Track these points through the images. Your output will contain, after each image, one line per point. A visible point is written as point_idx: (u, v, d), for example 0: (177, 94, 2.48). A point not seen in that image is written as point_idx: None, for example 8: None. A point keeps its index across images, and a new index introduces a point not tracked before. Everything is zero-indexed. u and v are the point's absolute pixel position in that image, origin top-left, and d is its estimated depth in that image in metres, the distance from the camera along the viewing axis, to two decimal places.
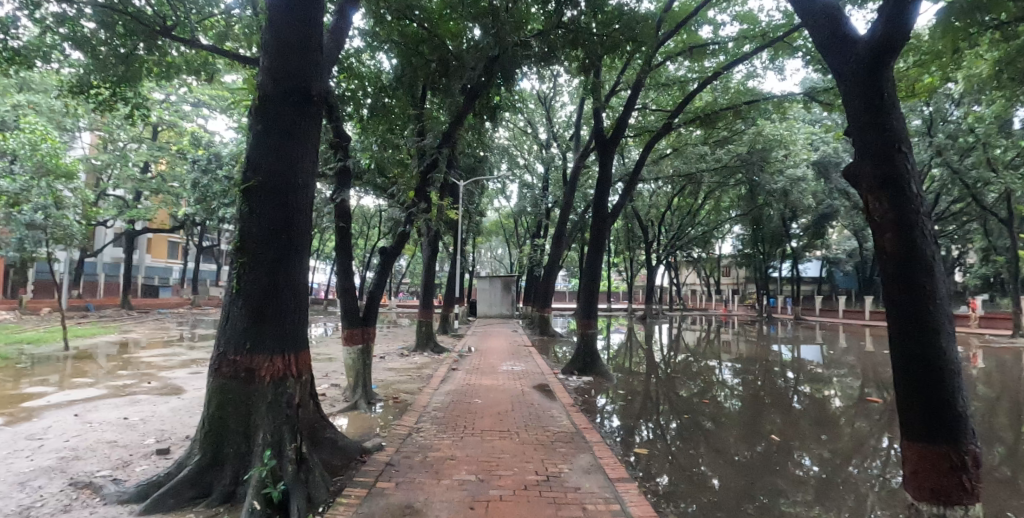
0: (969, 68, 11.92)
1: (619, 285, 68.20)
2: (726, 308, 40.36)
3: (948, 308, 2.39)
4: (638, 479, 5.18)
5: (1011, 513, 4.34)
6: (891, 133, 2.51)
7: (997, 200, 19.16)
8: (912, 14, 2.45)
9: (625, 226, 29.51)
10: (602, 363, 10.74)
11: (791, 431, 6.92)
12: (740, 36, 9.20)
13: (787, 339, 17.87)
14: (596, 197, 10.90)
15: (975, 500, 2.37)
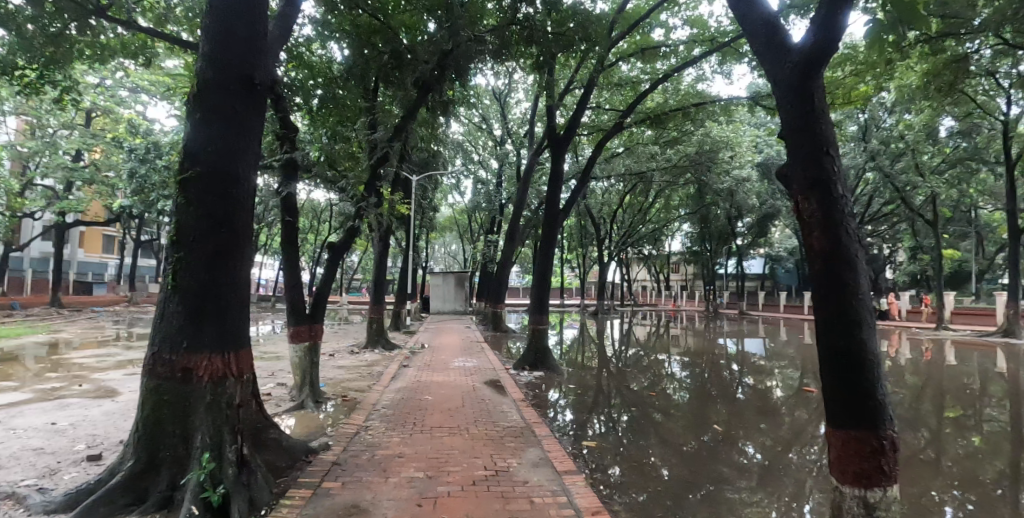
0: (901, 79, 12.70)
1: (572, 281, 69.19)
2: (675, 304, 41.71)
3: (869, 302, 2.52)
4: (589, 472, 5.28)
5: (929, 495, 4.66)
6: (821, 136, 2.62)
7: (922, 202, 20.61)
8: (842, 25, 2.57)
9: (579, 223, 29.93)
10: (553, 358, 10.86)
11: (735, 421, 7.20)
12: (691, 40, 9.49)
13: (730, 334, 18.61)
14: (549, 194, 11.00)
15: (893, 482, 2.52)
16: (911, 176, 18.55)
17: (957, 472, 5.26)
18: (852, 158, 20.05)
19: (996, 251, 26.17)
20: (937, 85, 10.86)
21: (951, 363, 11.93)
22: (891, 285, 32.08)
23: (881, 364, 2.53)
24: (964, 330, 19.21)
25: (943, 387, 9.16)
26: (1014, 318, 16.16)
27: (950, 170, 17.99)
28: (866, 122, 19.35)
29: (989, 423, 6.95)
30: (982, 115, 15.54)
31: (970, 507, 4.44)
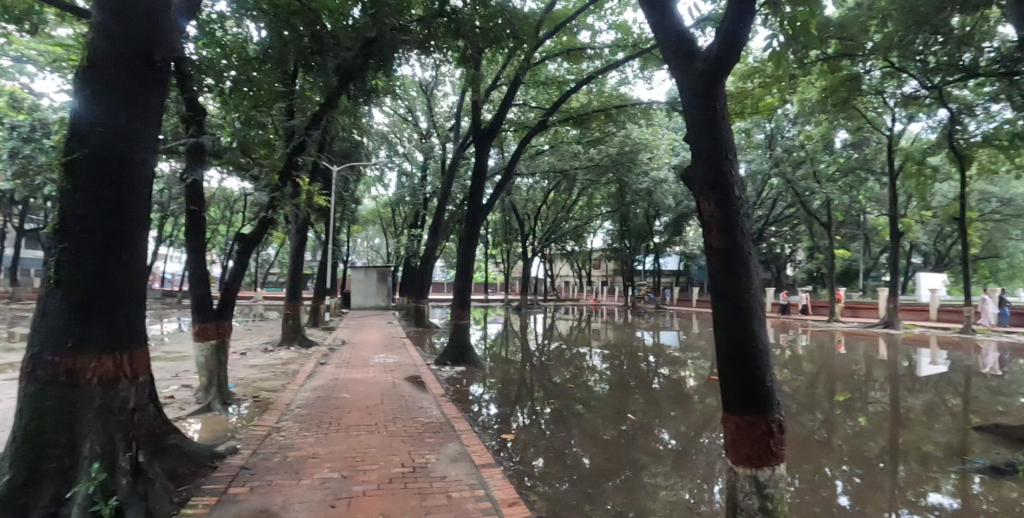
0: (803, 94, 13.78)
1: (496, 276, 69.85)
2: (596, 299, 43.15)
3: (759, 296, 2.71)
4: (512, 464, 5.35)
5: (818, 473, 5.14)
6: (720, 140, 2.80)
7: (818, 206, 22.60)
8: (744, 39, 2.75)
9: (504, 219, 30.09)
10: (475, 353, 10.91)
11: (649, 410, 7.58)
12: (615, 44, 9.81)
13: (647, 327, 19.53)
14: (472, 188, 11.02)
15: (779, 462, 2.72)
16: (809, 183, 20.25)
17: (845, 449, 5.85)
18: (759, 163, 21.63)
19: (876, 252, 29.33)
20: (832, 100, 11.89)
21: (836, 351, 13.22)
22: (789, 282, 35.03)
23: (770, 352, 2.72)
24: (851, 322, 21.32)
25: (829, 374, 10.13)
26: (895, 311, 18.06)
27: (843, 178, 19.83)
28: (772, 131, 20.54)
29: (870, 404, 7.78)
30: (870, 130, 17.30)
31: (854, 480, 4.97)
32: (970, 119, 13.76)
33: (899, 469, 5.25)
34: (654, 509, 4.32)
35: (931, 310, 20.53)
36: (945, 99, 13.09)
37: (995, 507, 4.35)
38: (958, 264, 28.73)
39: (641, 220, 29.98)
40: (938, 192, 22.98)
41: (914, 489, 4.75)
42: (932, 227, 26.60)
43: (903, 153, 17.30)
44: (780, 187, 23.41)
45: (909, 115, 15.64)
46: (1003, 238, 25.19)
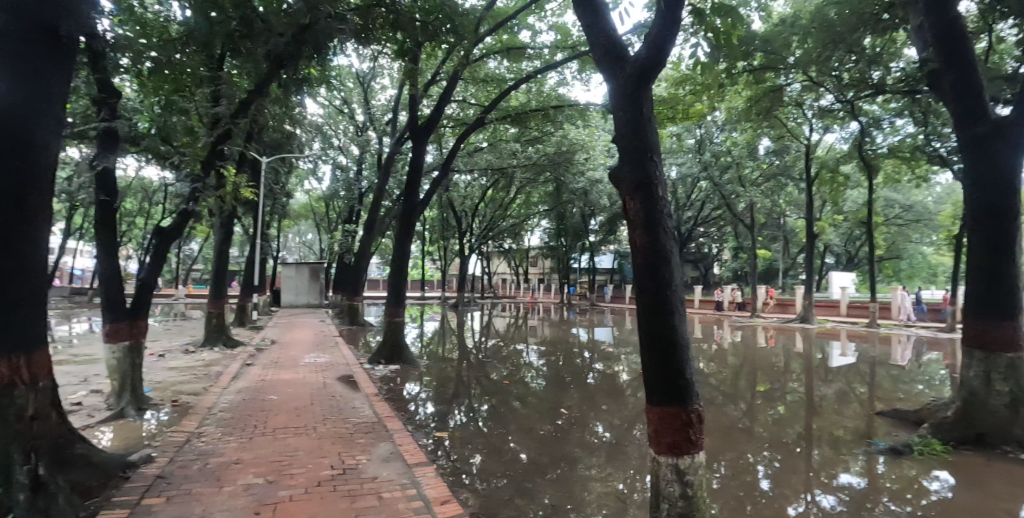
0: (730, 103, 14.58)
1: (435, 273, 69.30)
2: (533, 296, 43.76)
3: (680, 292, 2.85)
4: (449, 463, 5.32)
5: (738, 460, 5.47)
6: (647, 142, 2.92)
7: (742, 209, 23.98)
8: (668, 47, 2.88)
9: (443, 215, 29.80)
10: (410, 351, 10.81)
11: (583, 404, 7.80)
12: (554, 45, 9.97)
13: (581, 324, 20.04)
14: (408, 184, 10.87)
15: (698, 450, 2.87)
16: (734, 187, 21.48)
17: (766, 437, 6.26)
18: (689, 166, 22.67)
19: (793, 252, 31.50)
20: (756, 109, 12.61)
21: (756, 345, 14.09)
22: (716, 279, 36.94)
23: (690, 346, 2.87)
24: (769, 318, 22.83)
25: (749, 366, 10.82)
26: (809, 307, 19.50)
27: (765, 183, 21.12)
28: (702, 136, 21.80)
29: (787, 394, 8.36)
30: (790, 138, 18.53)
31: (773, 465, 5.33)
32: (878, 131, 15.01)
33: (813, 453, 5.68)
34: (588, 501, 4.44)
35: (840, 306, 22.38)
36: (856, 112, 14.22)
37: (897, 484, 4.78)
38: (865, 264, 31.33)
39: (577, 219, 30.64)
40: (846, 199, 25.02)
41: (827, 471, 5.15)
42: (842, 229, 28.86)
43: (818, 162, 18.66)
44: (708, 190, 24.63)
45: (824, 126, 16.91)
46: (902, 240, 27.70)
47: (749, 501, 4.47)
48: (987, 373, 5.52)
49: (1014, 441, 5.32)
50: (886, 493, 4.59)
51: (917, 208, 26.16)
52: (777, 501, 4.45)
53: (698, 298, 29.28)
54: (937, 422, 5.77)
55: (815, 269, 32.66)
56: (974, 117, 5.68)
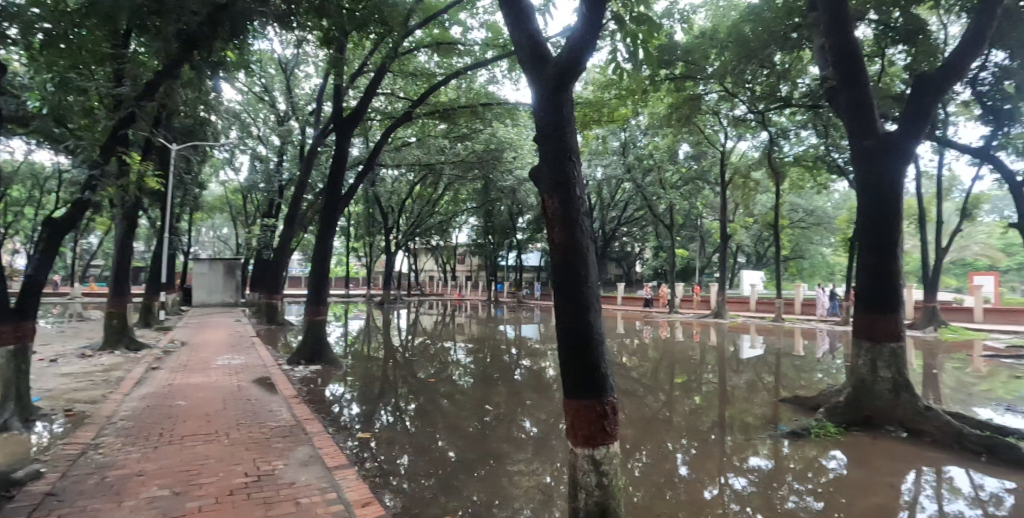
0: (653, 108, 15.26)
1: (361, 270, 67.49)
2: (461, 293, 43.66)
3: (595, 289, 2.95)
4: (376, 464, 5.20)
5: (657, 448, 5.76)
6: (565, 144, 3.00)
7: (663, 210, 25.19)
8: (588, 52, 2.97)
9: (368, 210, 28.94)
10: (331, 351, 10.52)
11: (510, 400, 7.90)
12: (485, 43, 9.96)
13: (509, 321, 20.26)
14: (330, 176, 10.58)
15: (612, 440, 2.99)
16: (655, 189, 22.53)
17: (682, 426, 6.63)
18: (614, 168, 23.49)
19: (709, 251, 33.49)
20: (677, 115, 13.28)
21: (674, 339, 14.84)
22: (638, 277, 38.57)
23: (605, 341, 2.98)
24: (686, 313, 24.18)
25: (666, 359, 11.40)
26: (723, 303, 20.81)
27: (683, 186, 22.28)
28: (626, 139, 23.06)
29: (702, 385, 8.89)
30: (707, 144, 19.66)
31: (690, 452, 5.65)
32: (786, 142, 16.20)
33: (725, 439, 6.07)
34: (516, 496, 4.50)
35: (748, 302, 24.11)
36: (765, 123, 15.33)
37: (798, 464, 5.22)
38: (772, 263, 33.87)
39: (505, 217, 30.91)
40: (755, 203, 26.95)
41: (738, 455, 5.54)
42: (753, 231, 31.02)
43: (732, 167, 19.94)
44: (631, 191, 25.62)
45: (738, 135, 18.11)
46: (804, 242, 30.22)
47: (668, 487, 4.71)
48: (873, 360, 6.15)
49: (896, 421, 5.97)
50: (789, 473, 5.00)
51: (817, 213, 28.63)
52: (693, 487, 4.72)
53: (621, 295, 30.38)
54: (830, 407, 6.37)
55: (727, 268, 34.92)
56: (864, 132, 6.29)
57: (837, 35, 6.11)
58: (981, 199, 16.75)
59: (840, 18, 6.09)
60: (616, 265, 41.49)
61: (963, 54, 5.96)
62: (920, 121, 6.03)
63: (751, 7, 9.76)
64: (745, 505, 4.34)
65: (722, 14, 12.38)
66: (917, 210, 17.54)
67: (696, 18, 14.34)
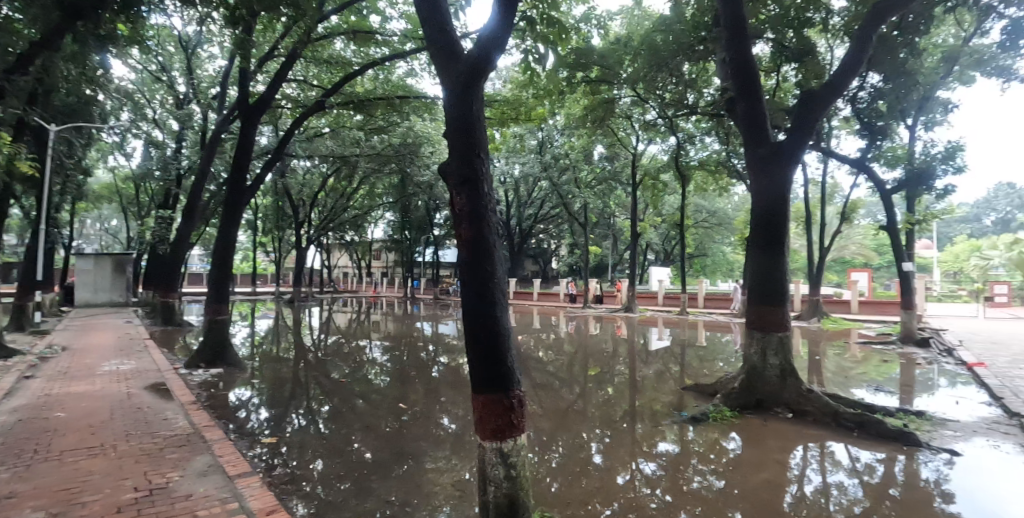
0: (568, 109, 15.71)
1: (270, 266, 63.97)
2: (376, 289, 42.61)
3: (502, 284, 2.98)
4: (287, 470, 4.94)
5: (573, 439, 5.93)
6: (474, 140, 2.99)
7: (578, 209, 26.03)
8: (496, 51, 2.99)
9: (278, 202, 27.40)
10: (235, 353, 9.92)
11: (428, 397, 7.82)
12: (405, 34, 9.79)
13: (426, 317, 20.10)
14: (234, 165, 10.00)
15: (519, 433, 3.03)
16: (570, 188, 23.23)
17: (597, 416, 6.86)
18: (530, 166, 23.89)
19: (620, 249, 35.00)
20: (591, 117, 13.76)
21: (587, 333, 15.34)
22: (554, 274, 39.61)
23: (511, 335, 3.02)
24: (599, 308, 25.16)
25: (579, 353, 11.79)
26: (633, 298, 21.82)
27: (598, 185, 23.11)
28: (543, 139, 23.84)
29: (614, 376, 9.27)
30: (620, 146, 20.52)
31: (604, 441, 5.86)
32: (692, 146, 17.32)
33: (636, 427, 6.36)
34: (433, 494, 4.45)
35: (657, 297, 25.52)
36: (674, 128, 16.27)
37: (701, 447, 5.58)
38: (678, 260, 36.04)
39: (422, 212, 30.54)
40: (664, 204, 28.55)
41: (648, 441, 5.82)
42: (661, 230, 32.82)
43: (643, 169, 20.95)
44: (547, 189, 26.20)
45: (648, 138, 19.06)
46: (708, 241, 32.43)
47: (583, 475, 4.86)
48: (763, 349, 6.69)
49: (783, 404, 6.56)
50: (694, 456, 5.33)
51: (719, 214, 30.83)
52: (606, 473, 4.91)
53: (538, 290, 30.94)
54: (728, 392, 6.86)
55: (638, 264, 36.73)
56: (757, 140, 6.84)
57: (736, 49, 6.57)
58: (856, 205, 18.77)
59: (739, 34, 6.54)
60: (533, 261, 42.28)
61: (842, 75, 6.62)
62: (805, 133, 6.64)
63: (663, 18, 10.35)
64: (654, 488, 4.58)
65: (636, 23, 12.97)
66: (804, 213, 19.34)
67: (612, 24, 14.92)
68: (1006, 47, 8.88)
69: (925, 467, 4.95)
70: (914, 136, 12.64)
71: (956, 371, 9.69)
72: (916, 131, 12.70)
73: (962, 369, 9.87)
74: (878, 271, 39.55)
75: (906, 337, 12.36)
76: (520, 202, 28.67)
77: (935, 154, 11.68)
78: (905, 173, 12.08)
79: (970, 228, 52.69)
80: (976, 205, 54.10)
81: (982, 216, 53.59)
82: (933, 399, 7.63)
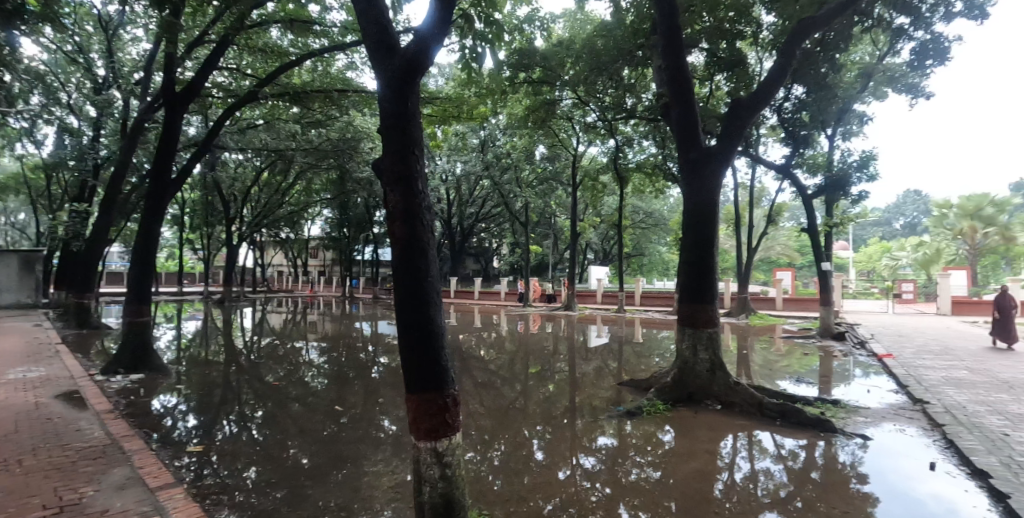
0: (510, 109, 15.83)
1: (197, 264, 60.40)
2: (313, 289, 41.20)
3: (436, 283, 2.96)
4: (217, 480, 4.69)
5: (514, 437, 5.97)
6: (410, 136, 2.95)
7: (519, 208, 26.23)
8: (432, 48, 2.97)
9: (206, 196, 25.92)
10: (159, 357, 9.34)
11: (368, 399, 7.65)
12: (344, 26, 9.55)
13: (365, 317, 19.63)
14: (157, 156, 9.43)
15: (453, 432, 3.03)
16: (512, 187, 23.42)
17: (537, 414, 6.94)
18: (472, 165, 23.83)
19: (561, 248, 35.58)
20: (533, 117, 13.94)
21: (528, 332, 15.49)
22: (496, 272, 39.73)
23: (446, 334, 3.01)
24: (540, 307, 25.46)
25: (521, 351, 11.88)
26: (573, 296, 22.23)
27: (539, 185, 23.39)
28: (485, 138, 23.92)
29: (555, 374, 9.41)
30: (561, 147, 20.85)
31: (545, 437, 5.94)
32: (630, 149, 17.88)
33: (576, 423, 6.49)
34: (373, 497, 4.35)
35: (598, 296, 26.13)
36: (613, 131, 16.72)
37: (638, 440, 5.77)
38: (616, 259, 37.05)
39: (362, 209, 29.83)
40: (604, 205, 29.30)
41: (587, 436, 5.95)
42: (600, 229, 33.67)
43: (583, 170, 21.39)
44: (489, 187, 26.26)
45: (588, 140, 19.50)
46: (645, 241, 33.55)
47: (525, 472, 4.91)
48: (694, 344, 7.00)
49: (712, 396, 6.88)
50: (632, 449, 5.50)
51: (655, 215, 31.98)
52: (548, 469, 4.98)
53: (479, 289, 30.90)
54: (661, 386, 7.13)
55: (578, 264, 37.48)
56: (690, 145, 7.14)
57: (672, 56, 6.82)
58: (780, 208, 19.97)
59: (674, 42, 6.79)
60: (474, 260, 42.18)
61: (768, 85, 7.01)
62: (734, 140, 6.99)
63: (604, 23, 10.64)
64: (593, 481, 4.70)
65: (578, 26, 13.23)
66: (734, 214, 20.37)
67: (555, 27, 15.15)
68: (913, 66, 9.71)
69: (841, 451, 5.35)
70: (833, 145, 13.59)
71: (869, 362, 10.49)
72: (835, 140, 13.66)
73: (874, 360, 10.71)
74: (800, 270, 42.33)
75: (824, 331, 13.27)
76: (462, 200, 28.62)
77: (852, 162, 12.61)
78: (825, 179, 12.96)
79: (879, 230, 57.39)
80: (886, 210, 58.99)
81: (891, 220, 58.47)
82: (848, 389, 8.25)
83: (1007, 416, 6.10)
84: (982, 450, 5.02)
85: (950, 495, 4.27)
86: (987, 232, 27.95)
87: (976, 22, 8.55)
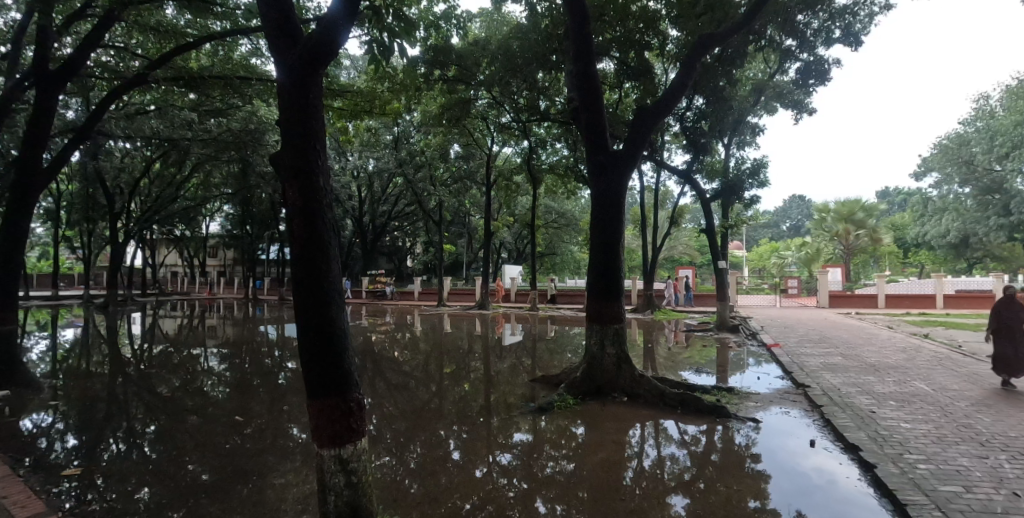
0: (425, 105, 15.61)
1: (75, 263, 54.51)
2: (210, 291, 38.24)
3: (338, 283, 2.87)
4: (102, 505, 4.25)
5: (431, 440, 5.85)
6: (310, 132, 2.83)
7: (434, 206, 25.92)
8: (339, 38, 2.87)
9: (85, 188, 23.27)
10: (28, 371, 8.23)
11: (272, 408, 7.19)
12: (247, 8, 8.99)
13: (269, 320, 18.50)
14: (23, 141, 8.39)
15: (358, 437, 2.96)
16: (426, 185, 23.13)
17: (452, 413, 6.92)
18: (385, 161, 23.22)
19: (476, 248, 35.67)
20: (448, 115, 13.87)
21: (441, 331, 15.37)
22: (409, 271, 38.97)
23: (349, 336, 2.93)
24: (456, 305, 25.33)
25: (436, 351, 11.77)
26: (487, 296, 22.37)
27: (452, 184, 23.28)
28: (399, 134, 23.43)
29: (470, 373, 9.43)
30: (475, 146, 20.94)
31: (461, 437, 5.93)
32: (544, 151, 18.50)
33: (492, 420, 6.55)
34: (282, 509, 4.15)
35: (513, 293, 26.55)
36: (527, 132, 17.01)
37: (552, 434, 5.93)
38: (529, 258, 37.76)
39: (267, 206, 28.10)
40: (520, 205, 29.80)
41: (503, 433, 6.03)
42: (515, 229, 34.18)
43: (496, 170, 21.62)
44: (403, 185, 25.79)
45: (503, 141, 19.71)
46: (557, 240, 34.51)
47: (442, 473, 4.88)
48: (601, 338, 7.32)
49: (618, 389, 7.23)
50: (547, 444, 5.64)
51: (567, 215, 32.89)
52: (466, 468, 4.99)
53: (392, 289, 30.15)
54: (572, 381, 7.37)
55: (491, 262, 37.78)
56: (598, 149, 7.43)
57: (582, 62, 7.04)
58: (683, 211, 21.33)
59: (584, 48, 7.01)
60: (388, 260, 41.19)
61: (673, 93, 7.37)
62: (638, 145, 7.36)
63: (521, 26, 10.80)
64: (510, 477, 4.77)
65: (495, 27, 13.38)
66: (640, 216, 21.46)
67: (471, 26, 15.26)
68: (798, 85, 10.74)
69: (737, 434, 5.83)
70: (728, 153, 14.71)
71: (760, 352, 11.46)
72: (731, 149, 14.80)
73: (764, 350, 11.72)
74: (698, 269, 45.49)
75: (721, 324, 14.33)
76: (375, 198, 27.92)
77: (745, 169, 13.73)
78: (722, 184, 13.97)
79: (768, 232, 62.99)
80: (774, 213, 65.17)
81: (779, 222, 64.80)
82: (741, 377, 8.97)
83: (873, 396, 6.95)
84: (852, 427, 5.67)
85: (830, 471, 4.72)
86: (858, 234, 31.54)
87: (851, 48, 9.66)
